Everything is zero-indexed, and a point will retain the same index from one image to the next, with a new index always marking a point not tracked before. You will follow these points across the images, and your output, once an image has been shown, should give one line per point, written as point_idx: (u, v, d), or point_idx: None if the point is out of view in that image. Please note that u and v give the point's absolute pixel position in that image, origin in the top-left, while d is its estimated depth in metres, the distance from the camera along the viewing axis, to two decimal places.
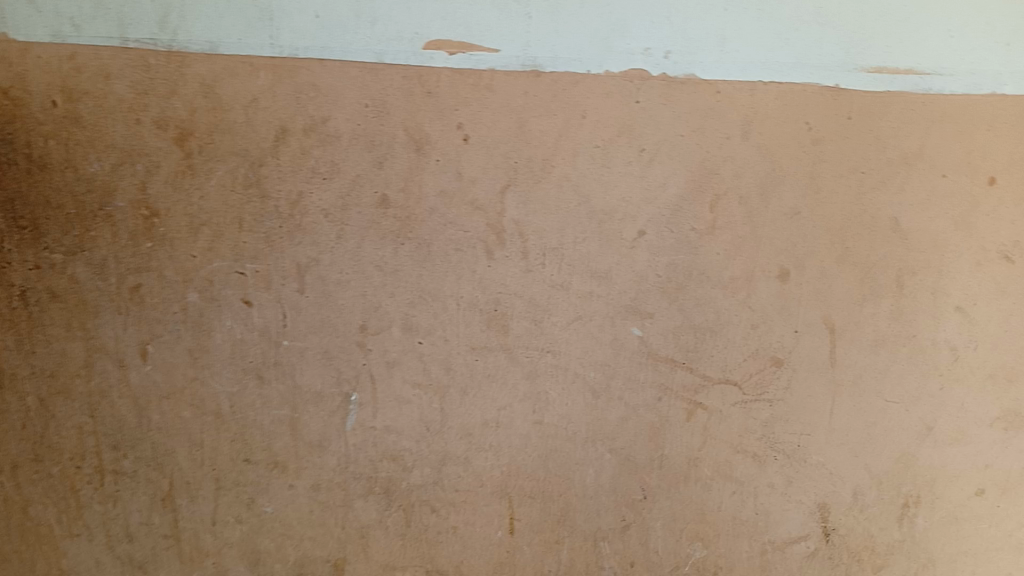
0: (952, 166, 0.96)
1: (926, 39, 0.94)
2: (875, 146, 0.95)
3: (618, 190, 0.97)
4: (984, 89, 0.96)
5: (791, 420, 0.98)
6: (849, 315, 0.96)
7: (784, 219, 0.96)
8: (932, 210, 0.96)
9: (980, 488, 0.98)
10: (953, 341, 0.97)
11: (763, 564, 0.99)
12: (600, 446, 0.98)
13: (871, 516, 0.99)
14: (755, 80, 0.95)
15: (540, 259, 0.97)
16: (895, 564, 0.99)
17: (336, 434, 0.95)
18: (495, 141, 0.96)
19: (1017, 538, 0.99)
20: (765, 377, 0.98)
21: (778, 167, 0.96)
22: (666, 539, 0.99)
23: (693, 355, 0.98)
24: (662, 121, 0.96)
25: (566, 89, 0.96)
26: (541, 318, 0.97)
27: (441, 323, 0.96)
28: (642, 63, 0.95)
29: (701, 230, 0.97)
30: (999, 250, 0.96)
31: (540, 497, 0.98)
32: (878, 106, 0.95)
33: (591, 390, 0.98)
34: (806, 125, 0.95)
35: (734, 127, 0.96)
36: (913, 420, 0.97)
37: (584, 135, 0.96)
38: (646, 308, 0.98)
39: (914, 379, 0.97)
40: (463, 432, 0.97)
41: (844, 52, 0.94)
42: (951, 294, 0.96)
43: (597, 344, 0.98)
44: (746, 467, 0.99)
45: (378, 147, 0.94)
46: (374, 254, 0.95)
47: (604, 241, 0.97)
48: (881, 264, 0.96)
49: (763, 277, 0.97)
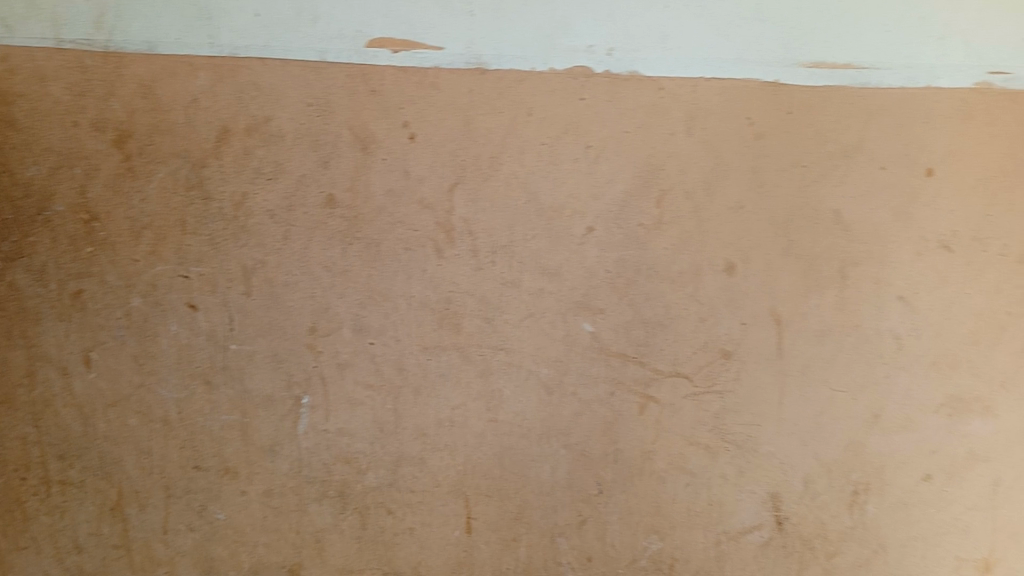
0: (892, 158, 0.96)
1: (863, 33, 0.94)
2: (816, 140, 0.95)
3: (566, 186, 0.94)
4: (922, 82, 0.96)
5: (742, 412, 0.98)
6: (794, 306, 0.96)
7: (729, 213, 0.95)
8: (873, 200, 0.96)
9: (927, 473, 1.00)
10: (897, 329, 0.97)
11: (719, 554, 1.00)
12: (555, 443, 0.98)
13: (822, 504, 1.00)
14: (697, 76, 0.94)
15: (489, 257, 0.95)
16: (848, 550, 1.00)
17: (288, 438, 0.97)
18: (441, 139, 0.94)
19: (964, 521, 1.01)
20: (714, 370, 0.97)
21: (723, 160, 0.95)
22: (622, 533, 1.00)
23: (645, 349, 0.97)
24: (608, 118, 0.94)
25: (511, 86, 0.93)
26: (494, 316, 0.96)
27: (392, 323, 0.96)
28: (586, 61, 0.93)
29: (648, 225, 0.95)
30: (940, 239, 0.97)
31: (496, 495, 0.99)
32: (817, 100, 0.95)
33: (545, 387, 0.97)
34: (748, 120, 0.94)
35: (677, 123, 0.94)
36: (860, 409, 0.98)
37: (530, 132, 0.94)
38: (597, 303, 0.96)
39: (860, 368, 0.97)
40: (417, 432, 0.97)
41: (783, 48, 0.94)
42: (893, 284, 0.97)
43: (549, 341, 0.97)
44: (699, 458, 0.99)
45: (323, 147, 0.93)
46: (321, 255, 0.94)
47: (553, 237, 0.95)
48: (825, 255, 0.96)
49: (710, 271, 0.96)
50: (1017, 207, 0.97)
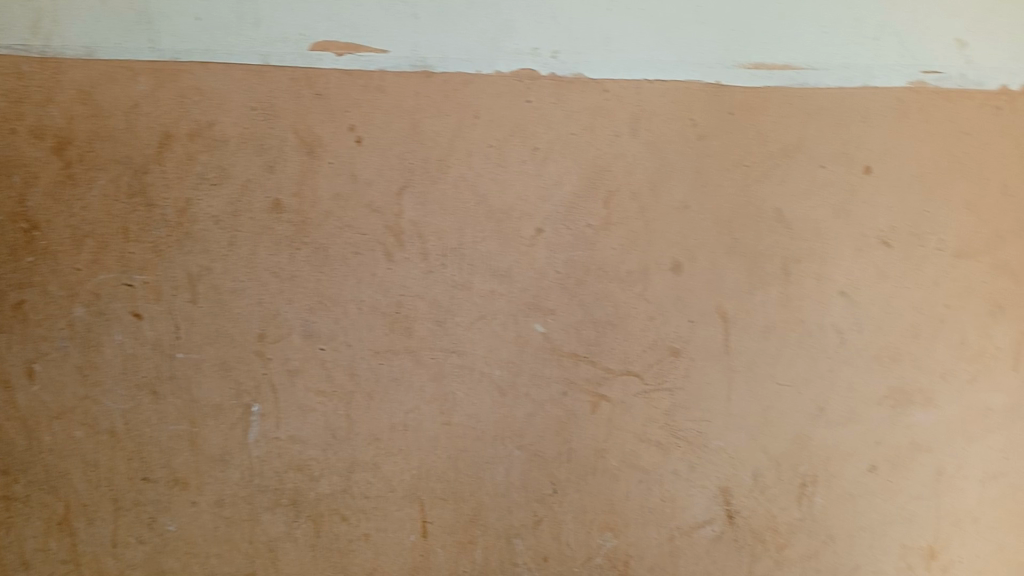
0: (830, 158, 0.98)
1: (800, 35, 0.96)
2: (758, 140, 0.97)
3: (515, 188, 0.95)
4: (858, 82, 0.98)
5: (692, 408, 0.99)
6: (740, 303, 0.98)
7: (675, 214, 0.96)
8: (813, 199, 0.98)
9: (872, 464, 1.02)
10: (839, 323, 0.99)
11: (673, 549, 1.01)
12: (509, 444, 0.99)
13: (772, 496, 1.01)
14: (640, 78, 0.95)
15: (439, 260, 0.95)
16: (797, 542, 1.02)
17: (238, 446, 0.95)
18: (389, 142, 0.93)
19: (908, 510, 1.03)
20: (664, 368, 0.98)
21: (668, 161, 0.96)
22: (577, 532, 1.01)
23: (596, 349, 0.98)
24: (554, 120, 0.94)
25: (457, 89, 0.93)
26: (445, 318, 0.96)
27: (343, 328, 0.95)
28: (530, 63, 0.94)
29: (596, 226, 0.96)
30: (878, 235, 0.99)
31: (451, 498, 0.99)
32: (757, 101, 0.96)
33: (498, 388, 0.98)
34: (691, 122, 0.96)
35: (622, 125, 0.95)
36: (805, 403, 1.00)
37: (478, 135, 0.94)
38: (548, 304, 0.97)
39: (804, 363, 0.99)
40: (370, 437, 0.97)
41: (723, 50, 0.95)
42: (836, 280, 0.99)
43: (501, 343, 0.97)
44: (651, 455, 1.00)
45: (268, 151, 0.93)
46: (269, 261, 0.93)
47: (503, 239, 0.95)
48: (768, 253, 0.98)
49: (657, 270, 0.97)
50: (951, 203, 1.00)
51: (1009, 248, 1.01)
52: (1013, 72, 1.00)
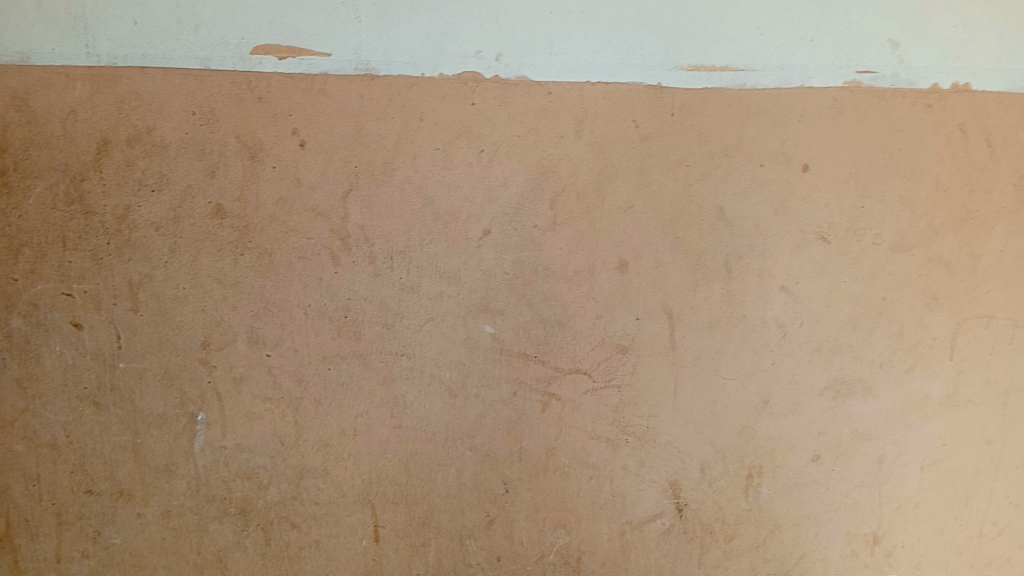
0: (769, 156, 0.98)
1: (737, 37, 0.96)
2: (698, 140, 0.97)
3: (461, 190, 0.95)
4: (796, 83, 0.97)
5: (640, 404, 1.01)
6: (684, 300, 0.99)
7: (619, 213, 0.97)
8: (753, 197, 0.98)
9: (815, 454, 1.04)
10: (780, 318, 1.01)
11: (624, 544, 1.03)
12: (461, 446, 0.99)
13: (719, 488, 1.03)
14: (583, 81, 0.95)
15: (387, 263, 0.95)
16: (745, 532, 1.05)
17: (184, 456, 0.96)
18: (333, 145, 0.93)
19: (852, 498, 1.05)
20: (613, 365, 1.00)
21: (611, 162, 0.96)
22: (530, 530, 1.01)
23: (545, 348, 0.99)
24: (498, 121, 0.94)
25: (401, 91, 0.93)
26: (394, 321, 0.96)
27: (289, 334, 0.95)
28: (475, 66, 0.94)
29: (543, 226, 0.96)
30: (816, 231, 0.99)
31: (403, 501, 0.99)
32: (698, 102, 0.96)
33: (449, 390, 0.98)
34: (633, 123, 0.96)
35: (567, 126, 0.95)
36: (750, 396, 1.02)
37: (423, 137, 0.94)
38: (496, 305, 0.97)
39: (748, 357, 1.01)
40: (320, 443, 0.97)
41: (664, 52, 0.95)
42: (776, 275, 1.00)
43: (451, 345, 0.97)
44: (601, 451, 1.01)
45: (209, 156, 0.92)
46: (211, 267, 0.93)
47: (450, 240, 0.96)
48: (710, 251, 0.99)
49: (604, 269, 0.98)
50: (887, 198, 1.00)
51: (945, 240, 1.01)
52: (945, 72, 0.99)
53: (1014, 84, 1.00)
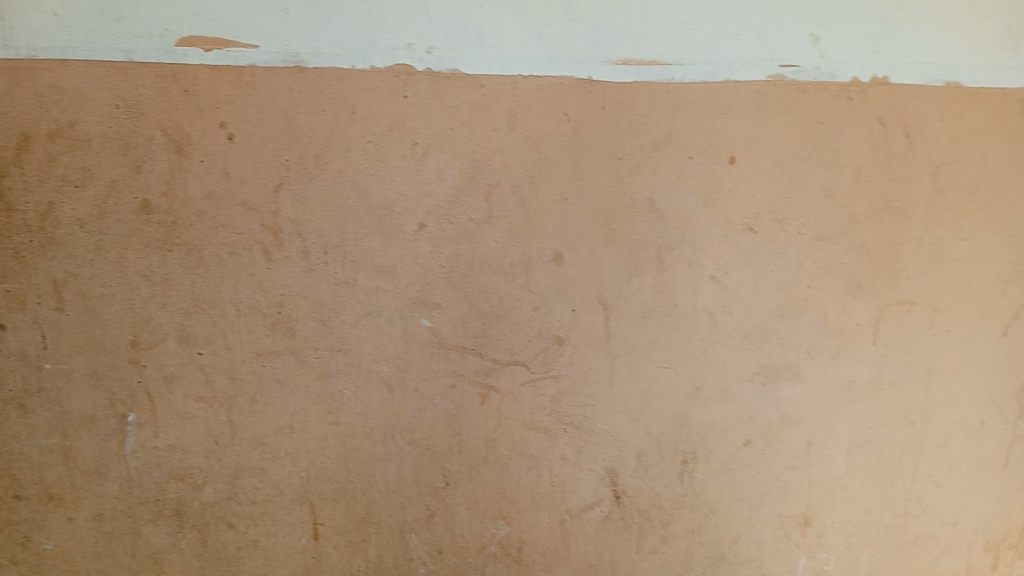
0: (697, 149, 0.99)
1: (665, 32, 0.96)
2: (628, 133, 0.97)
3: (395, 183, 0.94)
4: (722, 77, 0.98)
5: (577, 394, 1.02)
6: (618, 290, 1.00)
7: (554, 206, 0.97)
8: (683, 189, 0.99)
9: (747, 439, 1.07)
10: (711, 307, 1.03)
11: (563, 532, 1.06)
12: (400, 440, 1.00)
13: (655, 474, 1.06)
14: (515, 74, 0.94)
15: (321, 258, 0.94)
16: (681, 517, 1.08)
17: (115, 458, 0.96)
18: (263, 139, 0.92)
19: (783, 481, 1.09)
20: (550, 356, 1.01)
21: (545, 155, 0.97)
22: (470, 522, 1.04)
23: (483, 341, 0.99)
24: (432, 115, 0.94)
25: (331, 84, 0.92)
26: (329, 317, 0.96)
27: (221, 331, 0.95)
28: (406, 59, 0.92)
29: (478, 219, 0.96)
30: (743, 221, 1.01)
31: (342, 498, 1.00)
32: (628, 96, 0.97)
33: (386, 385, 0.98)
34: (565, 116, 0.96)
35: (500, 119, 0.95)
36: (683, 383, 1.04)
37: (355, 130, 0.93)
38: (433, 298, 0.97)
39: (680, 346, 1.03)
40: (255, 441, 0.98)
41: (594, 46, 0.95)
42: (705, 265, 1.02)
43: (388, 339, 0.97)
44: (540, 441, 1.03)
45: (134, 150, 0.91)
46: (139, 264, 0.93)
47: (385, 234, 0.95)
48: (642, 242, 1.00)
49: (539, 261, 0.98)
50: (811, 188, 1.02)
51: (866, 229, 1.03)
52: (864, 65, 1.00)
53: (929, 78, 1.02)
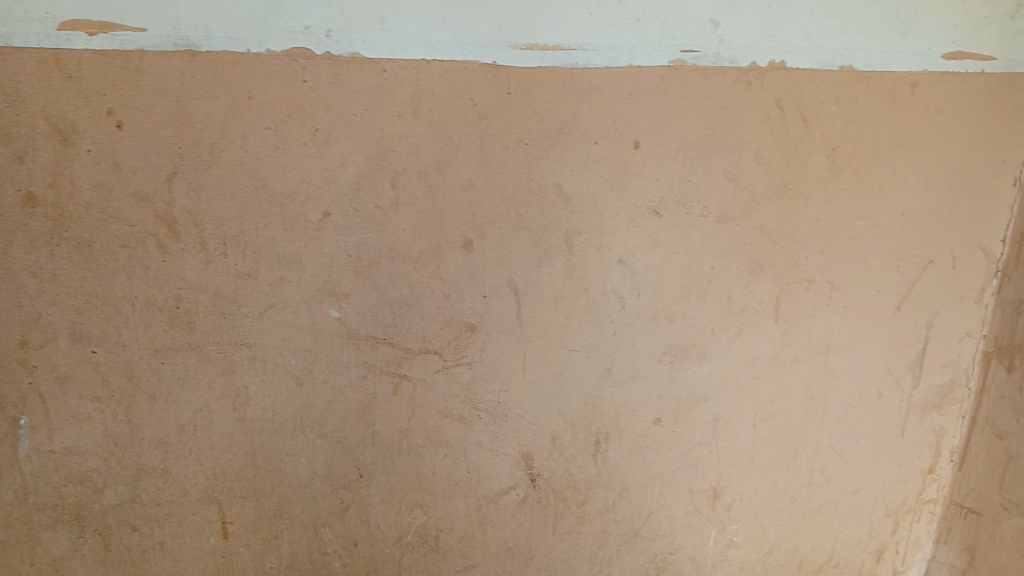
0: (604, 133, 0.97)
1: (568, 16, 0.92)
2: (534, 119, 0.95)
3: (297, 170, 0.91)
4: (625, 62, 0.95)
5: (491, 379, 1.03)
6: (529, 276, 1.00)
7: (461, 192, 0.95)
8: (589, 173, 0.98)
9: (657, 417, 1.10)
10: (619, 289, 1.03)
11: (480, 517, 1.09)
12: (310, 434, 1.00)
13: (569, 456, 1.09)
14: (418, 59, 0.90)
15: (220, 248, 0.92)
16: (596, 496, 1.12)
17: (8, 463, 0.94)
18: (154, 127, 0.87)
19: (692, 456, 1.13)
20: (462, 343, 1.01)
21: (450, 141, 0.93)
22: (386, 513, 1.06)
23: (393, 330, 0.98)
24: (333, 100, 0.90)
25: (226, 69, 0.87)
26: (231, 310, 0.94)
27: (116, 328, 0.92)
28: (303, 42, 0.88)
29: (385, 207, 0.94)
30: (649, 205, 1.01)
31: (252, 495, 1.01)
32: (533, 81, 0.93)
33: (294, 378, 0.98)
34: (471, 102, 0.92)
35: (404, 104, 0.91)
36: (594, 365, 1.06)
37: (252, 116, 0.89)
38: (341, 288, 0.96)
39: (591, 328, 1.04)
40: (157, 441, 0.97)
41: (497, 30, 0.91)
42: (613, 249, 1.02)
43: (294, 331, 0.96)
44: (454, 429, 1.04)
45: (16, 140, 0.85)
46: (25, 259, 0.89)
47: (288, 223, 0.92)
48: (551, 227, 0.99)
49: (449, 249, 0.97)
50: (713, 171, 1.02)
51: (766, 210, 1.05)
52: (763, 50, 0.98)
53: (825, 62, 1.00)
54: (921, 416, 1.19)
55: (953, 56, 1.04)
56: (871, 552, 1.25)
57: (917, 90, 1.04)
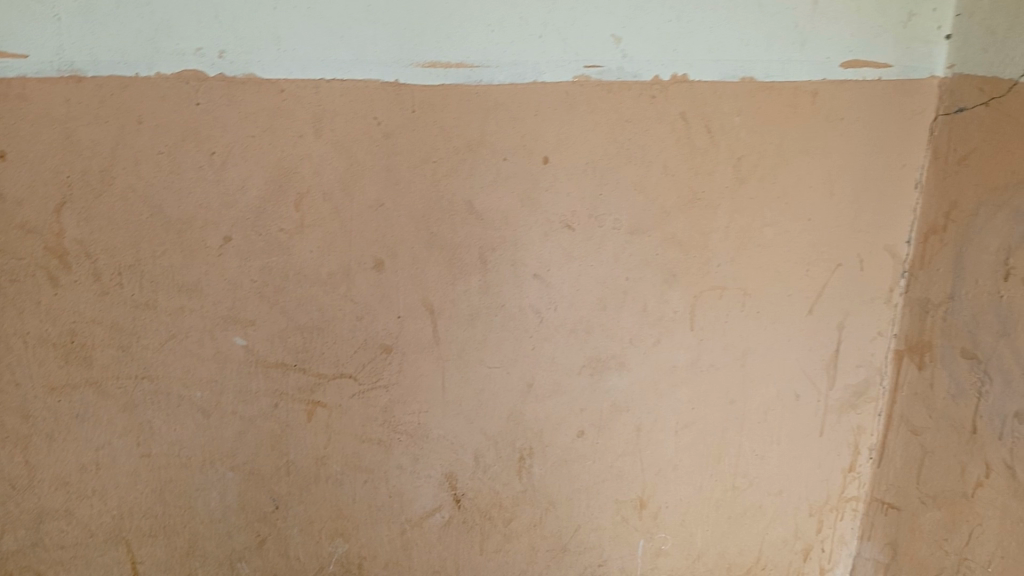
0: (513, 149, 0.97)
1: (469, 34, 0.91)
2: (441, 137, 0.94)
3: (193, 196, 0.89)
4: (530, 78, 0.95)
5: (409, 401, 1.02)
6: (444, 294, 0.99)
7: (369, 213, 0.94)
8: (501, 190, 0.97)
9: (580, 430, 1.10)
10: (536, 304, 1.03)
11: (405, 542, 1.07)
12: (220, 467, 0.97)
13: (493, 474, 1.08)
14: (317, 78, 0.88)
15: (115, 279, 0.89)
16: (522, 513, 1.11)
17: None
18: (40, 155, 0.84)
19: (617, 467, 1.14)
20: (378, 365, 0.99)
21: (356, 160, 0.92)
22: (306, 544, 1.03)
23: (305, 356, 0.96)
24: (229, 122, 0.87)
25: (114, 93, 0.84)
26: (130, 342, 0.91)
27: (8, 365, 0.89)
28: (195, 64, 0.85)
29: (290, 230, 0.92)
30: (562, 219, 1.01)
31: (162, 533, 0.98)
32: (437, 98, 0.92)
33: (201, 410, 0.95)
34: (374, 120, 0.91)
35: (305, 125, 0.89)
36: (514, 381, 1.05)
37: (144, 141, 0.86)
38: (246, 315, 0.93)
39: (510, 344, 1.04)
40: (58, 482, 0.94)
41: (397, 49, 0.90)
42: (528, 264, 1.01)
43: (198, 361, 0.93)
44: (373, 453, 1.02)
45: None
46: None
47: (187, 250, 0.90)
48: (464, 245, 0.98)
49: (359, 270, 0.95)
50: (622, 184, 1.02)
51: (677, 221, 1.06)
52: (665, 64, 0.99)
53: (726, 74, 1.02)
54: (839, 416, 1.22)
55: (851, 64, 1.06)
56: (798, 552, 1.28)
57: (817, 98, 1.06)
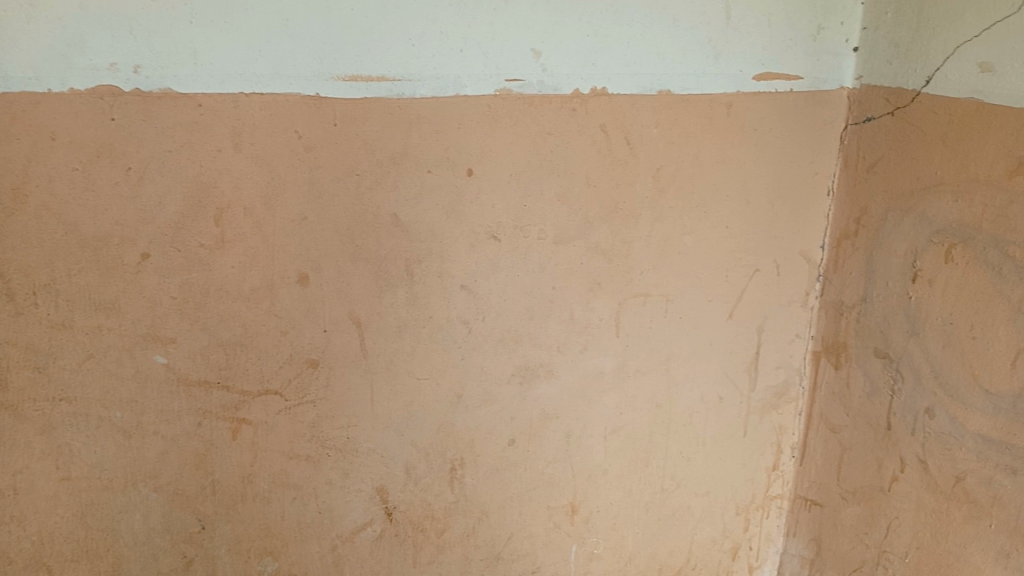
0: (437, 162, 0.97)
1: (390, 47, 0.92)
2: (364, 150, 0.94)
3: (109, 213, 0.87)
4: (452, 92, 0.96)
5: (337, 415, 1.01)
6: (370, 307, 0.99)
7: (293, 227, 0.93)
8: (425, 202, 0.98)
9: (511, 438, 1.11)
10: (463, 314, 1.04)
11: (337, 557, 1.07)
12: (143, 489, 0.96)
13: (425, 486, 1.08)
14: (235, 92, 0.88)
15: (30, 298, 0.87)
16: (454, 523, 1.12)
17: None
18: None
19: (548, 474, 1.15)
20: (304, 380, 0.99)
21: (277, 175, 0.91)
22: (234, 563, 1.03)
23: (228, 372, 0.95)
24: (145, 137, 0.86)
25: (25, 109, 0.82)
26: (47, 363, 0.89)
27: None
28: (109, 79, 0.84)
29: (210, 245, 0.91)
30: (488, 230, 1.02)
31: (84, 558, 0.96)
32: (359, 112, 0.92)
33: (121, 431, 0.93)
34: (295, 134, 0.91)
35: (224, 139, 0.89)
36: (443, 392, 1.06)
37: (57, 157, 0.84)
38: (167, 332, 0.92)
39: (438, 355, 1.04)
40: None
41: (317, 62, 0.90)
42: (455, 275, 1.02)
43: (117, 381, 0.91)
44: (302, 469, 1.02)
45: None
46: None
47: (103, 268, 0.88)
48: (390, 258, 0.98)
49: (283, 284, 0.95)
50: (545, 196, 1.04)
51: (600, 230, 1.08)
52: (584, 78, 1.02)
53: (644, 87, 1.05)
54: (761, 417, 1.26)
55: (763, 77, 1.10)
56: (726, 550, 1.32)
57: (731, 110, 1.10)
